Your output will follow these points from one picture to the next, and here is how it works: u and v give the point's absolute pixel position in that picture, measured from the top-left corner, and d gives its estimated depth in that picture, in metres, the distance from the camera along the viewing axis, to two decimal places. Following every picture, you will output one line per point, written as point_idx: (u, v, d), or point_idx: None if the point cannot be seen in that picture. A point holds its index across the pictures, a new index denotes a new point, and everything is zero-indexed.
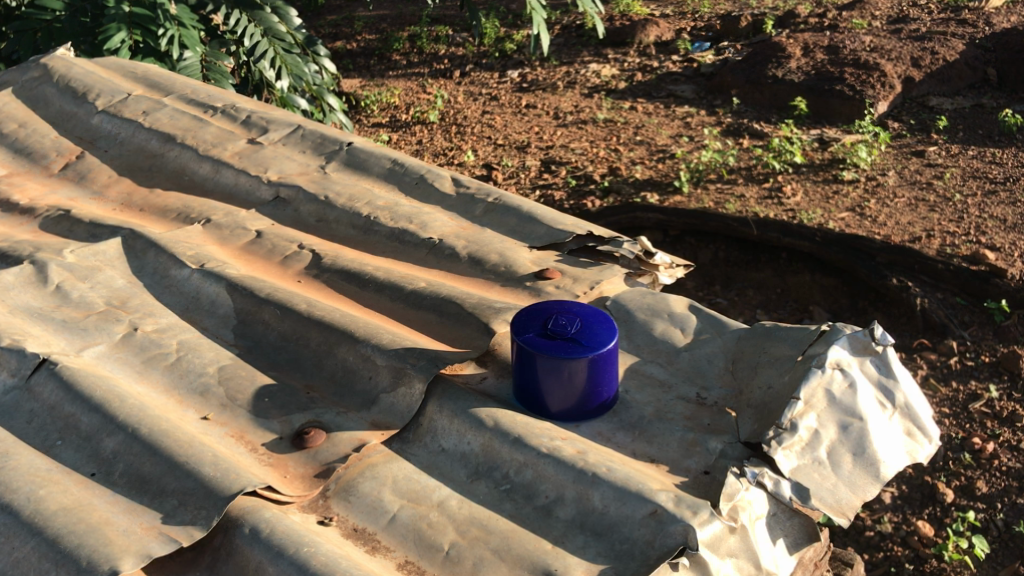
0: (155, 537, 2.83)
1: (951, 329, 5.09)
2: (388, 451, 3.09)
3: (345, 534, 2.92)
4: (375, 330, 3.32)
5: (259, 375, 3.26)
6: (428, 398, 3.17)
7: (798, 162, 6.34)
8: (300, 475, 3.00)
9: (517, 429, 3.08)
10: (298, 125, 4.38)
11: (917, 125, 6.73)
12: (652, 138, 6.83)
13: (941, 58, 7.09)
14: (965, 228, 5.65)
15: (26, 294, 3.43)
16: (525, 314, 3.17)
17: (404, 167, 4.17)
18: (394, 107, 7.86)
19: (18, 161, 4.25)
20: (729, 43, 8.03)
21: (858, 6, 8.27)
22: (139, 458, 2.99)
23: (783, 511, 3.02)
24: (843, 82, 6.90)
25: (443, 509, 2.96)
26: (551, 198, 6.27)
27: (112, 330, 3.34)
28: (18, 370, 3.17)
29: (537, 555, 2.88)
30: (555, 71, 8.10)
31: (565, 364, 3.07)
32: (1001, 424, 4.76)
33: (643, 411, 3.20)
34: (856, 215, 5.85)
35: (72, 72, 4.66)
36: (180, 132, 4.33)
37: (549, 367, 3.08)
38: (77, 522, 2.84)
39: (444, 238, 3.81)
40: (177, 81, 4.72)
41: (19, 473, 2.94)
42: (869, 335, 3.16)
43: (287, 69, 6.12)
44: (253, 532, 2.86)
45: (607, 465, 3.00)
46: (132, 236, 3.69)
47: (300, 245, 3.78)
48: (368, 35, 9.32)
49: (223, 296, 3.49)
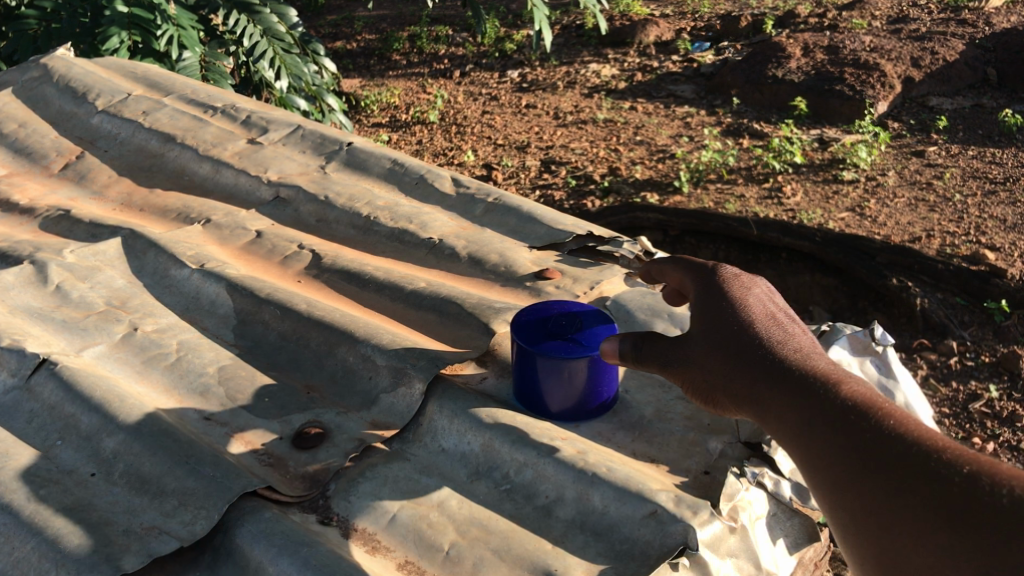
0: (155, 537, 2.82)
1: (951, 329, 5.08)
2: (387, 451, 3.09)
3: (345, 534, 2.91)
4: (374, 330, 3.32)
5: (259, 375, 3.26)
6: (428, 398, 3.16)
7: (798, 162, 6.35)
8: (300, 475, 2.99)
9: (517, 429, 3.08)
10: (298, 124, 4.39)
11: (917, 125, 6.73)
12: (652, 138, 6.83)
13: (941, 58, 7.08)
14: (965, 228, 5.66)
15: (26, 294, 3.43)
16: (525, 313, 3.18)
17: (405, 167, 4.18)
18: (394, 107, 7.86)
19: (18, 161, 4.25)
20: (729, 44, 8.03)
21: (858, 6, 8.26)
22: (138, 458, 2.97)
23: (784, 511, 3.04)
24: (843, 82, 6.89)
25: (443, 509, 2.96)
26: (550, 198, 6.26)
27: (112, 330, 3.34)
28: (18, 370, 3.17)
29: (537, 555, 2.88)
30: (555, 71, 8.10)
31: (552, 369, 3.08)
32: (1001, 424, 4.75)
33: (642, 412, 3.20)
34: (856, 215, 5.85)
35: (72, 72, 4.66)
36: (180, 131, 4.33)
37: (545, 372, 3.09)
38: (76, 522, 2.84)
39: (444, 238, 3.81)
40: (176, 80, 4.73)
41: (19, 473, 2.94)
42: (869, 336, 3.19)
43: (287, 69, 6.13)
44: (253, 532, 2.86)
45: (607, 465, 3.00)
46: (132, 236, 3.70)
47: (300, 245, 3.78)
48: (368, 35, 9.33)
49: (223, 296, 3.49)
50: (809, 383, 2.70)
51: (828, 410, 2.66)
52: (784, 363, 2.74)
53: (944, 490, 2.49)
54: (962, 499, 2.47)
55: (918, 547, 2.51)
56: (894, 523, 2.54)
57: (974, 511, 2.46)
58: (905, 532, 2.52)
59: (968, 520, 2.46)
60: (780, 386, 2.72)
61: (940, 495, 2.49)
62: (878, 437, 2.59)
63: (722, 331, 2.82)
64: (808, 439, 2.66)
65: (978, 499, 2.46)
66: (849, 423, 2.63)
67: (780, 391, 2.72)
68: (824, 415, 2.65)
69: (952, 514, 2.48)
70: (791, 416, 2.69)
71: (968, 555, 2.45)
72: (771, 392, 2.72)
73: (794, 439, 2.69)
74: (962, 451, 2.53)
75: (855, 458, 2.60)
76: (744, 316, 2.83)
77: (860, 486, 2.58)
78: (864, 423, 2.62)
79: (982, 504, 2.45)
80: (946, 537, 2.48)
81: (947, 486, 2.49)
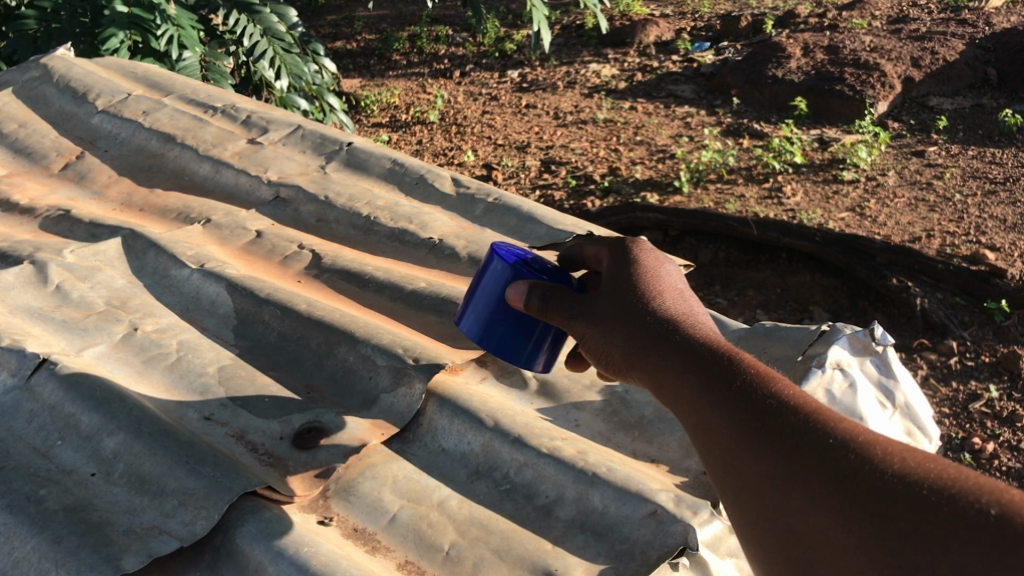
0: (155, 537, 2.82)
1: (951, 329, 5.07)
2: (388, 451, 3.09)
3: (345, 534, 2.91)
4: (374, 330, 3.33)
5: (259, 375, 3.26)
6: (428, 398, 3.17)
7: (798, 162, 6.35)
8: (299, 475, 2.97)
9: (517, 429, 3.08)
10: (298, 124, 4.40)
11: (917, 125, 6.73)
12: (652, 138, 6.83)
13: (941, 58, 7.08)
14: (965, 228, 5.66)
15: (26, 294, 3.43)
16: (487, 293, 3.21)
17: (405, 167, 4.18)
18: (394, 107, 7.86)
19: (18, 161, 4.25)
20: (729, 43, 8.04)
21: (858, 6, 8.26)
22: (138, 458, 2.97)
23: None
24: (843, 82, 6.90)
25: (443, 509, 2.96)
26: (550, 197, 6.26)
27: (112, 330, 3.34)
28: (18, 370, 3.16)
29: (537, 555, 2.87)
30: (555, 71, 8.10)
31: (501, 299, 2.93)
32: (1001, 424, 4.73)
33: (643, 412, 3.20)
34: (856, 215, 5.85)
35: (72, 72, 4.66)
36: (180, 131, 4.33)
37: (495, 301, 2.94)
38: (77, 523, 2.83)
39: (444, 238, 3.81)
40: (176, 80, 4.73)
41: (19, 473, 2.93)
42: (869, 335, 3.19)
43: (287, 69, 6.14)
44: (253, 532, 2.85)
45: (607, 466, 3.00)
46: (132, 236, 3.70)
47: (300, 245, 3.78)
48: (368, 35, 9.33)
49: (224, 296, 3.50)
50: (704, 354, 2.52)
51: (724, 382, 2.47)
52: (676, 330, 2.59)
53: (843, 468, 2.34)
54: (865, 481, 2.31)
55: (805, 527, 2.35)
56: (784, 498, 2.38)
57: (876, 493, 2.30)
58: (793, 511, 2.36)
59: (869, 502, 2.30)
60: (673, 355, 2.55)
61: (838, 474, 2.34)
62: (773, 412, 2.42)
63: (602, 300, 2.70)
64: (688, 411, 2.50)
65: (883, 482, 2.30)
66: (746, 396, 2.44)
67: (670, 359, 2.55)
68: (716, 385, 2.47)
69: (853, 494, 2.31)
70: (681, 384, 2.52)
71: (854, 539, 2.30)
72: (661, 358, 2.56)
73: (681, 412, 2.51)
74: (869, 434, 2.36)
75: (740, 433, 2.43)
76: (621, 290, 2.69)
77: (751, 462, 2.41)
78: (752, 400, 2.44)
79: (887, 488, 2.30)
80: (844, 520, 2.31)
81: (848, 466, 2.33)
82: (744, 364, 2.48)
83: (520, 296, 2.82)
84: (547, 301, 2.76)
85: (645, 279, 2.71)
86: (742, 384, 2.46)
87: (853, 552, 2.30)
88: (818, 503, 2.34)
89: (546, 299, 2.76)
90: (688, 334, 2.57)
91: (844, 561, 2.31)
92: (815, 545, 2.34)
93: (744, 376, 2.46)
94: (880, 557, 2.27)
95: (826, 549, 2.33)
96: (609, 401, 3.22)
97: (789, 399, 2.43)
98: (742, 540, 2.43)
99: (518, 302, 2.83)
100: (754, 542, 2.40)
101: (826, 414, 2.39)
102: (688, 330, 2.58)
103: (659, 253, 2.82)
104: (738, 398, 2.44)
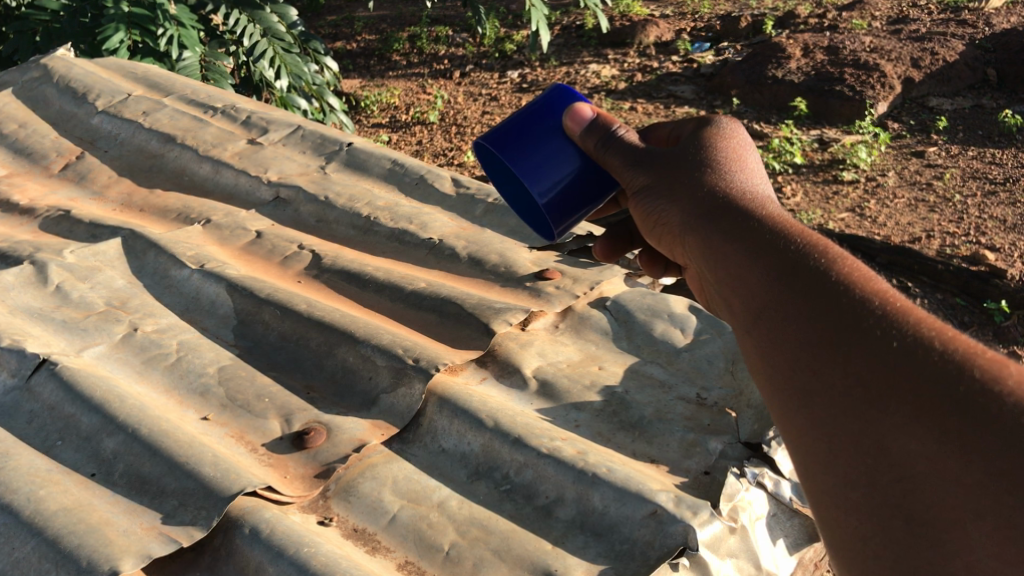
0: (155, 538, 2.80)
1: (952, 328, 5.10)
2: (388, 451, 3.09)
3: (345, 534, 2.90)
4: (374, 330, 3.33)
5: (258, 375, 3.26)
6: (428, 398, 3.18)
7: (798, 163, 6.37)
8: (299, 475, 2.97)
9: (517, 429, 3.07)
10: (298, 125, 4.41)
11: (917, 125, 6.74)
12: None
13: (941, 58, 7.06)
14: (965, 228, 5.68)
15: (26, 294, 3.43)
16: (500, 187, 3.22)
17: (405, 167, 4.18)
18: (394, 107, 7.86)
19: (17, 161, 4.25)
20: (729, 44, 8.05)
21: (858, 7, 8.27)
22: (138, 458, 2.97)
23: (783, 511, 3.05)
24: (843, 82, 6.90)
25: (443, 510, 2.96)
26: None
27: (112, 330, 3.34)
28: (18, 370, 3.17)
29: (537, 555, 2.87)
30: (555, 72, 8.14)
31: (559, 122, 2.92)
32: None
33: (643, 412, 3.20)
34: (856, 215, 5.87)
35: (72, 72, 4.67)
36: (180, 132, 4.34)
37: (548, 125, 2.93)
38: (77, 522, 2.82)
39: (444, 238, 3.82)
40: (176, 81, 4.74)
41: (19, 473, 2.93)
42: None
43: (287, 69, 6.15)
44: (252, 532, 2.84)
45: (607, 466, 3.00)
46: (132, 236, 3.71)
47: (301, 245, 3.78)
48: (368, 35, 9.33)
49: (223, 296, 3.50)
50: (791, 247, 2.46)
51: (806, 271, 2.41)
52: (769, 232, 2.50)
53: (951, 386, 2.21)
54: (977, 406, 2.19)
55: (898, 448, 2.24)
56: (874, 413, 2.27)
57: (989, 420, 2.18)
58: (883, 430, 2.26)
59: (980, 431, 2.18)
60: (751, 244, 2.50)
61: (945, 391, 2.22)
62: (868, 315, 2.32)
63: (688, 201, 2.65)
64: (778, 309, 2.42)
65: (1001, 410, 2.17)
66: (838, 296, 2.36)
67: (756, 255, 2.48)
68: (797, 276, 2.42)
69: (961, 421, 2.19)
70: (769, 287, 2.44)
71: (954, 466, 2.19)
72: (749, 260, 2.49)
73: (752, 303, 2.46)
74: (984, 352, 2.25)
75: (832, 336, 2.34)
76: (708, 190, 2.64)
77: (837, 364, 2.32)
78: (851, 304, 2.34)
79: (1006, 416, 2.17)
80: (946, 449, 2.20)
81: (958, 383, 2.21)
82: (833, 255, 2.42)
83: (579, 122, 2.88)
84: (607, 141, 2.84)
85: (728, 166, 2.69)
86: (828, 277, 2.40)
87: (952, 486, 2.19)
88: (915, 423, 2.23)
89: (608, 138, 2.84)
90: (776, 232, 2.50)
91: (941, 494, 2.20)
92: (906, 471, 2.23)
93: (832, 268, 2.40)
94: (986, 493, 2.16)
95: (919, 475, 2.22)
96: (609, 401, 3.22)
97: (885, 299, 2.34)
98: (819, 450, 2.33)
99: (576, 127, 2.88)
100: (837, 452, 2.30)
101: (931, 322, 2.29)
102: (776, 226, 2.51)
103: (749, 144, 2.78)
104: (831, 303, 2.36)
